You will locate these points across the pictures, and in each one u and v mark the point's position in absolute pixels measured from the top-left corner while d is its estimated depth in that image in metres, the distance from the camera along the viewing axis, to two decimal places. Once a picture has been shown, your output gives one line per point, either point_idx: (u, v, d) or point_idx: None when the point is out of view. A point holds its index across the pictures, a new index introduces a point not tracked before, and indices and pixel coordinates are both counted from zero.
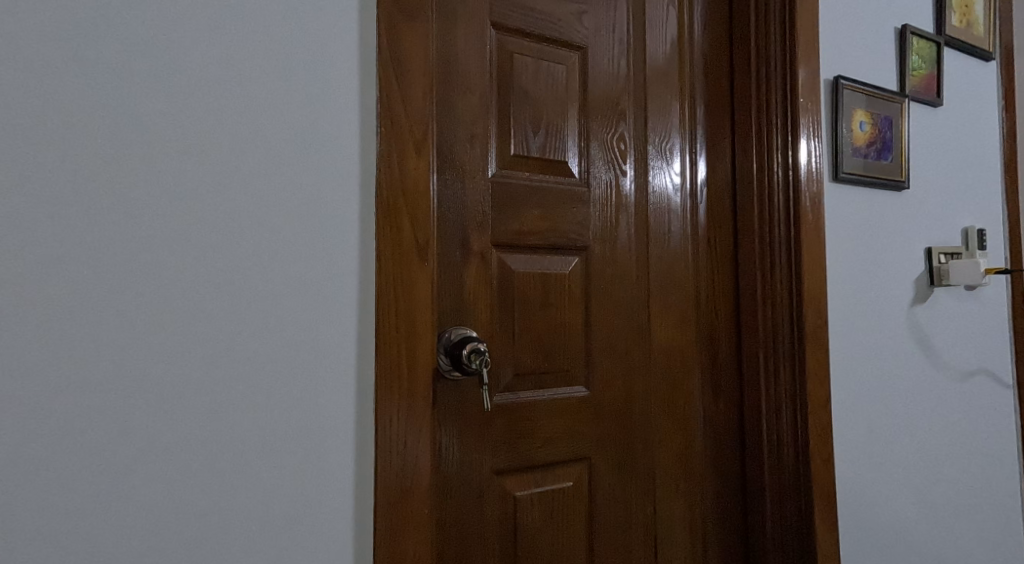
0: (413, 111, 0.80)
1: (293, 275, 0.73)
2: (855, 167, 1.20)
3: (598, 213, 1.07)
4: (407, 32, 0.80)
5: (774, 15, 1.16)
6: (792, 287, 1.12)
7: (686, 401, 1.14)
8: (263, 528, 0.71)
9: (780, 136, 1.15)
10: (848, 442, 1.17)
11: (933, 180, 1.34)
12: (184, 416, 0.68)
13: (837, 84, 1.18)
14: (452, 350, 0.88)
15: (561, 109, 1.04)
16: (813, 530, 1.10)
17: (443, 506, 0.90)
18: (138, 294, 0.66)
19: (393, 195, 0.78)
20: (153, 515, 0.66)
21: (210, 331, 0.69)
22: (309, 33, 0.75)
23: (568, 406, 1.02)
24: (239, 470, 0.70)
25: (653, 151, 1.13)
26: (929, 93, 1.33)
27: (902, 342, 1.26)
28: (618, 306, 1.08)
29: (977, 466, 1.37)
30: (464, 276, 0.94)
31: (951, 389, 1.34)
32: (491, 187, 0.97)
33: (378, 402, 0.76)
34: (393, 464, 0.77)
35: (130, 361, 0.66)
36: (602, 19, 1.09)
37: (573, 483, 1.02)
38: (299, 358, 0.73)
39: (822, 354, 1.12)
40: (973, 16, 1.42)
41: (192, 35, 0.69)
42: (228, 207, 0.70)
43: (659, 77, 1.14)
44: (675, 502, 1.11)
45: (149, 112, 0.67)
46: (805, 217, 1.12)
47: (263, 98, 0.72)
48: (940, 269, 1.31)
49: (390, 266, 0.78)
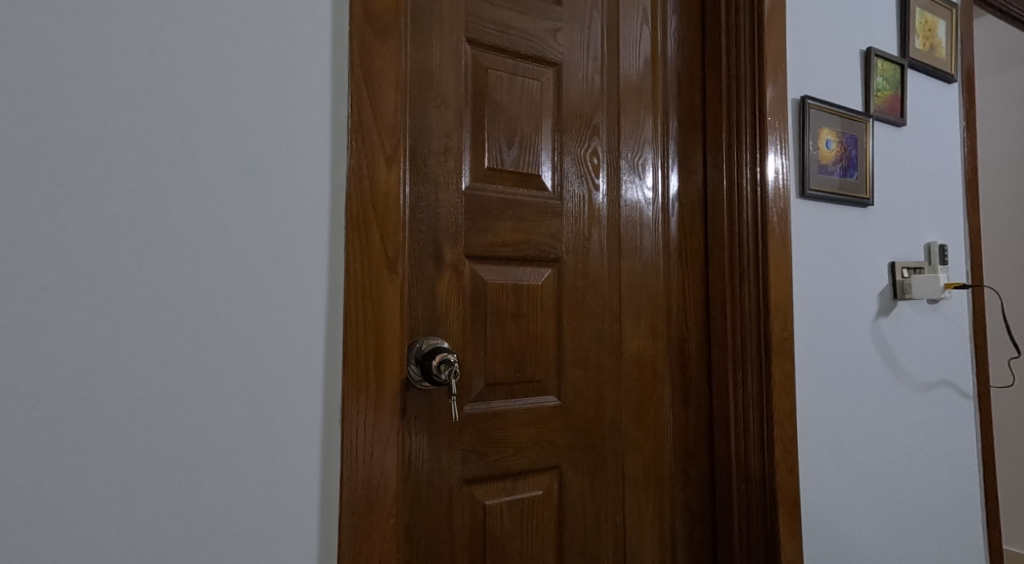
0: (385, 124, 0.81)
1: (260, 283, 0.74)
2: (821, 183, 1.24)
3: (571, 225, 1.09)
4: (380, 47, 0.81)
5: (744, 36, 1.19)
6: (760, 300, 1.15)
7: (656, 410, 1.16)
8: (225, 536, 0.71)
9: (749, 151, 1.17)
10: (812, 450, 1.20)
11: (897, 196, 1.38)
12: (147, 422, 0.69)
13: (804, 103, 1.22)
14: (422, 360, 0.90)
15: (535, 123, 1.06)
16: (777, 537, 1.12)
17: (412, 511, 0.92)
18: (103, 302, 0.67)
19: (363, 208, 0.79)
20: (116, 520, 0.67)
21: (175, 339, 0.70)
22: (280, 43, 0.76)
23: (539, 415, 1.04)
24: (202, 478, 0.71)
25: (625, 166, 1.15)
26: (893, 113, 1.37)
27: (865, 354, 1.29)
28: (589, 318, 1.10)
29: (938, 474, 1.41)
30: (437, 286, 0.95)
31: (913, 400, 1.38)
32: (465, 199, 0.98)
33: (345, 411, 0.77)
34: (359, 473, 0.77)
35: (97, 368, 0.67)
36: (576, 35, 1.11)
37: (543, 492, 1.03)
38: (265, 366, 0.74)
39: (788, 365, 1.15)
40: (935, 40, 1.47)
41: (163, 50, 0.70)
42: (197, 219, 0.71)
43: (633, 92, 1.16)
44: (644, 509, 1.13)
45: (117, 122, 0.68)
46: (772, 232, 1.15)
47: (234, 110, 0.73)
48: (903, 284, 1.35)
49: (360, 277, 0.79)
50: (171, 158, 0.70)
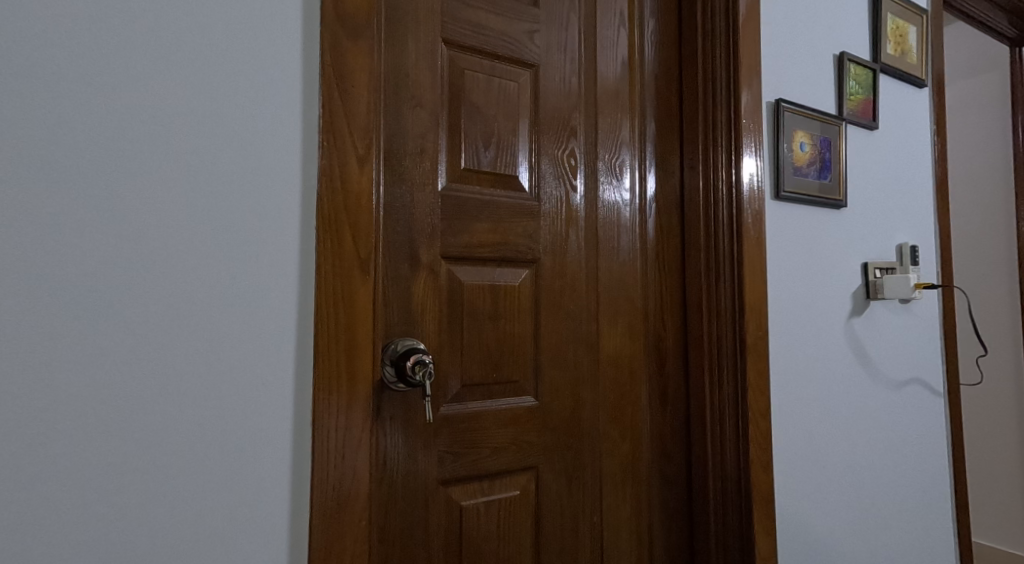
0: (357, 124, 0.81)
1: (227, 285, 0.73)
2: (795, 185, 1.25)
3: (548, 226, 1.09)
4: (352, 48, 0.80)
5: (720, 39, 1.20)
6: (735, 299, 1.16)
7: (634, 409, 1.17)
8: (192, 538, 0.71)
9: (725, 153, 1.18)
10: (785, 449, 1.21)
11: (869, 198, 1.40)
12: (114, 423, 0.68)
13: (778, 106, 1.23)
14: (397, 361, 0.89)
15: (512, 125, 1.07)
16: (752, 534, 1.13)
17: (387, 512, 0.92)
18: (65, 305, 0.66)
19: (335, 209, 0.79)
20: (81, 520, 0.67)
21: (139, 341, 0.69)
22: (246, 43, 0.75)
23: (515, 415, 1.04)
24: (165, 483, 0.70)
25: (602, 168, 1.16)
26: (866, 117, 1.39)
27: (837, 354, 1.31)
28: (567, 318, 1.10)
29: (909, 470, 1.43)
30: (413, 287, 0.95)
31: (885, 398, 1.40)
32: (441, 200, 0.98)
33: (316, 413, 0.77)
34: (330, 476, 0.77)
35: (63, 369, 0.66)
36: (554, 37, 1.12)
37: (520, 492, 1.04)
38: (232, 369, 0.73)
39: (763, 365, 1.17)
40: (907, 45, 1.49)
41: (131, 50, 0.70)
42: (165, 219, 0.71)
43: (610, 95, 1.17)
44: (622, 508, 1.14)
45: (79, 123, 0.68)
46: (747, 232, 1.17)
47: (202, 110, 0.73)
48: (876, 283, 1.37)
49: (330, 278, 0.78)
50: (134, 159, 0.70)
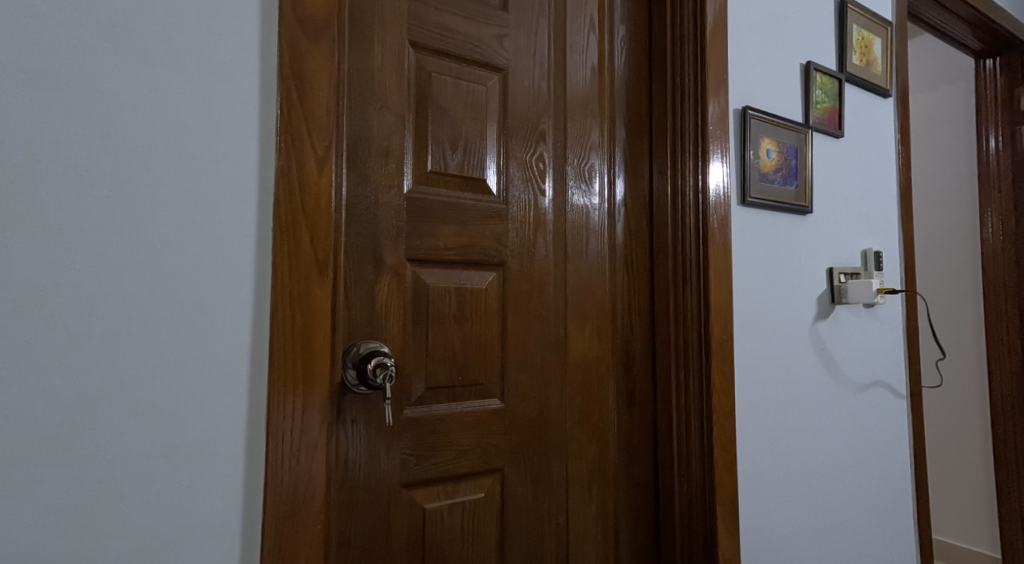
0: (316, 126, 0.80)
1: (180, 286, 0.73)
2: (761, 192, 1.27)
3: (516, 229, 1.09)
4: (312, 50, 0.80)
5: (688, 46, 1.21)
6: (700, 303, 1.18)
7: (601, 411, 1.18)
8: (143, 539, 0.70)
9: (691, 159, 1.20)
10: (749, 451, 1.23)
11: (834, 204, 1.43)
12: (61, 425, 0.67)
13: (744, 114, 1.25)
14: (359, 364, 0.89)
15: (480, 128, 1.07)
16: (716, 535, 1.14)
17: (349, 515, 0.92)
18: (11, 307, 0.65)
19: (292, 211, 0.78)
20: (28, 522, 0.66)
21: (88, 343, 0.68)
22: (204, 44, 0.75)
23: (480, 417, 1.04)
24: (116, 485, 0.69)
25: (571, 172, 1.16)
26: (831, 125, 1.41)
27: (802, 356, 1.33)
28: (534, 320, 1.11)
29: (871, 471, 1.45)
30: (377, 289, 0.95)
31: (849, 401, 1.42)
32: (406, 203, 0.98)
33: (271, 416, 0.76)
34: (286, 478, 0.77)
35: (10, 370, 0.65)
36: (523, 42, 1.12)
37: (485, 494, 1.04)
38: (185, 370, 0.73)
39: (727, 367, 1.18)
40: (872, 55, 1.52)
41: (84, 47, 0.69)
42: (117, 220, 0.70)
43: (579, 101, 1.18)
44: (587, 510, 1.14)
45: (30, 121, 0.67)
46: (713, 237, 1.18)
47: (156, 109, 0.72)
48: (840, 288, 1.39)
49: (287, 279, 0.78)
50: (87, 158, 0.69)
